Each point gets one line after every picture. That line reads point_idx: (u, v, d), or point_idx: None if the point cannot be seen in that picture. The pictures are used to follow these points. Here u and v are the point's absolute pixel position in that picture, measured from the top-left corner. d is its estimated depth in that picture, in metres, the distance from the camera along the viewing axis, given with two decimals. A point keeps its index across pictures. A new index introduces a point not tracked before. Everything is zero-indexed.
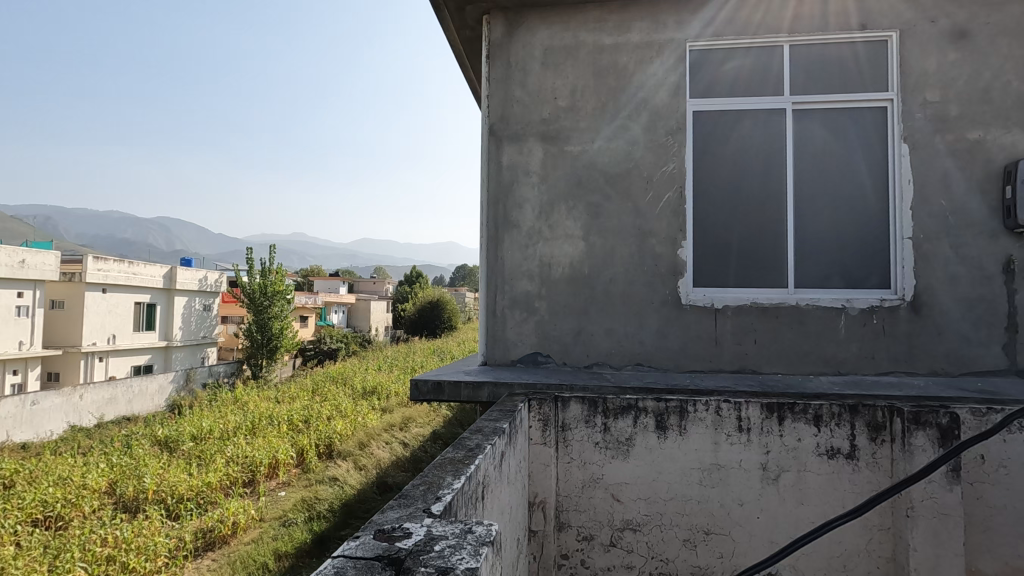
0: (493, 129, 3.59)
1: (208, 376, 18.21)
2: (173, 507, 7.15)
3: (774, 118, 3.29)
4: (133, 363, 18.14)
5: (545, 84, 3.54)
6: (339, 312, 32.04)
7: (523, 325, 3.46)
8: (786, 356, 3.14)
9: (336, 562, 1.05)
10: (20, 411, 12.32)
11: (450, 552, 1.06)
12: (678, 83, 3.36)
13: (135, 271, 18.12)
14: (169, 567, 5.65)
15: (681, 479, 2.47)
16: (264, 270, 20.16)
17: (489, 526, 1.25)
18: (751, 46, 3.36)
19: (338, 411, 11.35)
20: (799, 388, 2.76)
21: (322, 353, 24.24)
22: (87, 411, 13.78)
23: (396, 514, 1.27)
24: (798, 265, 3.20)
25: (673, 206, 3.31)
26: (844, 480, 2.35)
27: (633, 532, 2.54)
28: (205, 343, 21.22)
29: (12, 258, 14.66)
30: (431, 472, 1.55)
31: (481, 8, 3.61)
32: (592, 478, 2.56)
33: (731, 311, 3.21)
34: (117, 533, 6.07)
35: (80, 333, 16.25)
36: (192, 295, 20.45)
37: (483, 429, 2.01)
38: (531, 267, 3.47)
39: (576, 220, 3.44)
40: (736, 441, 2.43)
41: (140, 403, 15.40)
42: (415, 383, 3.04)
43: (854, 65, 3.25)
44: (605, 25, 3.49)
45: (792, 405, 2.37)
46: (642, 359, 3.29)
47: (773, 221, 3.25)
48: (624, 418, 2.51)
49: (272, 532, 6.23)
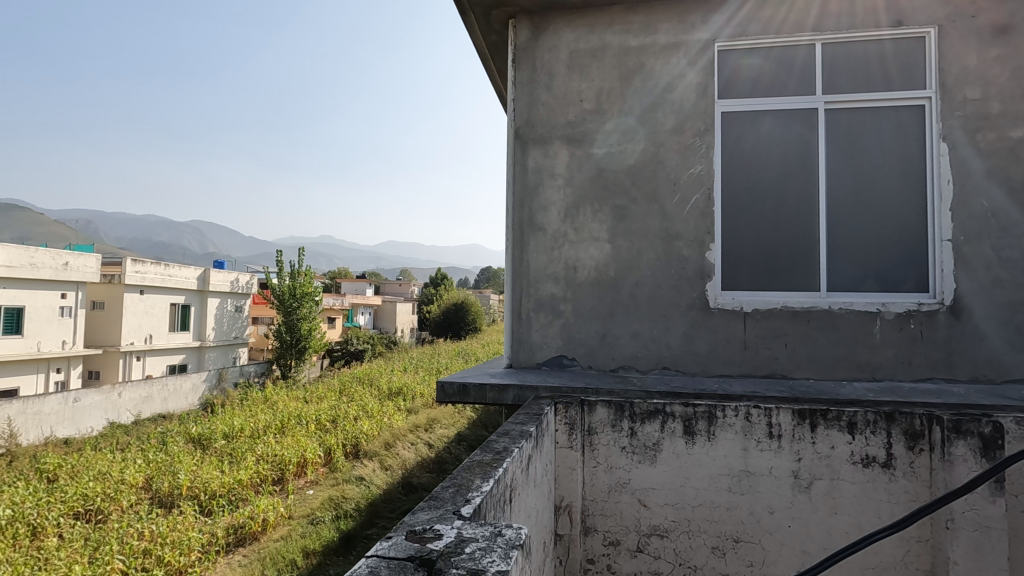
0: (519, 133, 3.61)
1: (239, 376, 18.66)
2: (205, 503, 7.36)
3: (805, 119, 3.23)
4: (168, 362, 18.69)
5: (571, 86, 3.55)
6: (367, 314, 32.47)
7: (548, 328, 3.46)
8: (818, 361, 3.07)
9: (370, 562, 1.07)
10: (62, 408, 12.81)
11: (480, 554, 1.07)
12: (706, 83, 3.33)
13: (171, 273, 18.70)
14: (202, 561, 5.80)
15: (709, 485, 2.44)
16: (293, 272, 20.54)
17: (519, 530, 1.25)
18: (772, 45, 3.31)
19: (364, 411, 11.52)
20: (832, 394, 2.70)
21: (350, 353, 24.62)
22: (125, 409, 14.24)
23: (427, 515, 1.29)
24: (831, 268, 3.13)
25: (700, 207, 3.27)
26: (879, 490, 2.29)
27: (660, 538, 2.52)
28: (236, 344, 21.76)
29: (56, 261, 15.24)
30: (459, 475, 1.57)
31: (507, 13, 3.64)
32: (618, 482, 2.54)
33: (761, 314, 3.15)
34: (152, 527, 6.27)
35: (119, 333, 16.82)
36: (224, 296, 21.00)
37: (509, 432, 2.01)
38: (556, 270, 3.48)
39: (601, 222, 3.43)
40: (766, 447, 2.38)
41: (175, 402, 15.86)
42: (441, 385, 3.07)
43: (888, 63, 3.16)
44: (630, 27, 3.48)
45: (825, 412, 2.32)
46: (668, 362, 3.26)
47: (804, 224, 3.18)
48: (652, 423, 2.49)
49: (300, 529, 6.34)
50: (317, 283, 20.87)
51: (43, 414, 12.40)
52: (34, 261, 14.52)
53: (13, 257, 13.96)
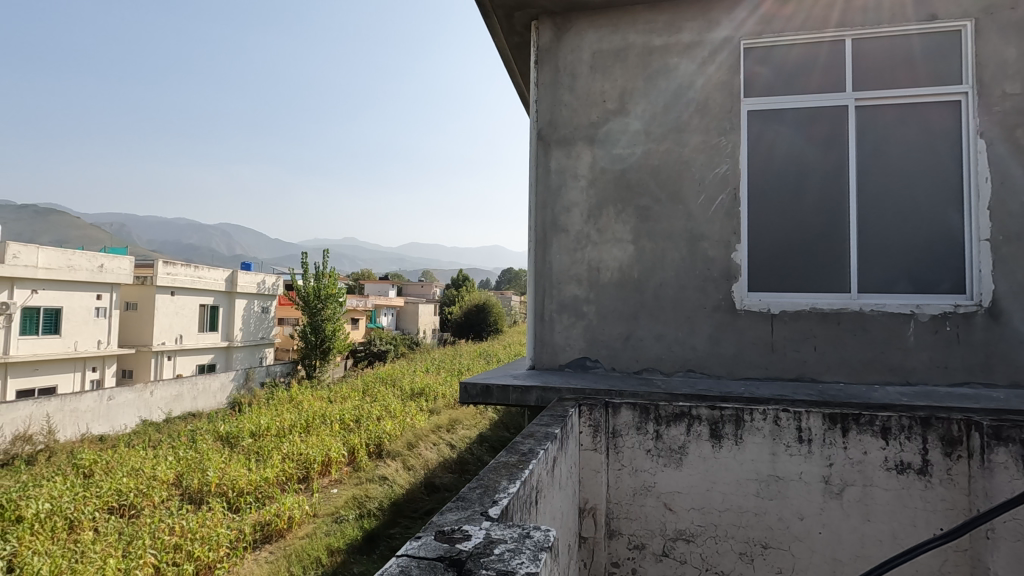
0: (542, 135, 3.60)
1: (266, 376, 19.01)
2: (233, 500, 7.51)
3: (834, 116, 3.16)
4: (198, 362, 19.14)
5: (594, 87, 3.53)
6: (389, 315, 32.76)
7: (571, 329, 3.45)
8: (848, 365, 3.00)
9: (400, 562, 1.07)
10: (98, 405, 13.19)
11: (509, 556, 1.07)
12: (732, 83, 3.28)
13: (200, 274, 19.16)
14: (230, 557, 5.92)
15: (737, 490, 2.40)
16: (318, 274, 20.83)
17: (547, 532, 1.24)
18: (793, 41, 3.25)
19: (387, 411, 11.65)
20: (863, 398, 2.63)
21: (373, 354, 24.89)
22: (157, 407, 14.60)
23: (455, 517, 1.30)
24: (862, 269, 3.05)
25: (726, 207, 3.23)
26: (913, 496, 2.23)
27: (686, 543, 2.49)
28: (263, 344, 22.19)
29: (92, 263, 15.67)
30: (486, 475, 1.57)
31: (530, 14, 3.65)
32: (643, 485, 2.52)
33: (789, 316, 3.09)
34: (183, 523, 6.42)
35: (151, 333, 17.27)
36: (251, 298, 21.44)
37: (534, 433, 2.01)
38: (579, 271, 3.47)
39: (624, 223, 3.41)
40: (796, 452, 2.33)
41: (204, 400, 16.23)
42: (464, 386, 3.08)
43: (921, 58, 3.07)
44: (654, 26, 3.45)
45: (857, 417, 2.26)
46: (693, 365, 3.22)
47: (834, 224, 3.11)
48: (677, 425, 2.45)
49: (325, 527, 6.42)
50: (341, 285, 21.15)
51: (80, 411, 12.79)
52: (72, 263, 14.99)
53: (51, 259, 14.47)
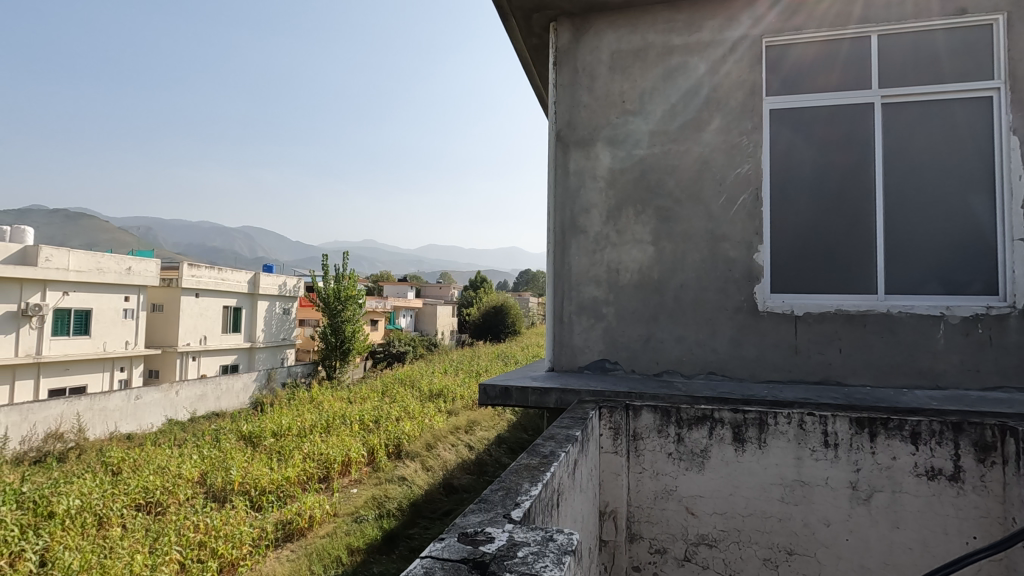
0: (560, 136, 3.60)
1: (287, 376, 19.30)
2: (256, 499, 7.64)
3: (859, 114, 3.10)
4: (221, 362, 19.50)
5: (613, 88, 3.52)
6: (408, 317, 33.01)
7: (590, 330, 3.43)
8: (875, 367, 2.94)
9: (424, 563, 1.08)
10: (125, 405, 13.51)
11: (533, 559, 1.07)
12: (753, 81, 3.24)
13: (223, 276, 19.52)
14: (253, 555, 6.02)
15: (761, 495, 2.36)
16: (338, 276, 21.07)
17: (570, 535, 1.24)
18: (816, 38, 3.20)
19: (406, 412, 11.72)
20: (891, 402, 2.58)
21: (392, 355, 25.09)
22: (181, 406, 14.90)
23: (477, 518, 1.30)
24: (890, 269, 2.98)
25: (748, 208, 3.18)
26: (944, 503, 2.18)
27: (709, 548, 2.46)
28: (284, 344, 22.54)
29: (120, 266, 16.03)
30: (507, 477, 1.58)
31: (549, 16, 3.65)
32: (665, 489, 2.49)
33: (813, 318, 3.03)
34: (207, 521, 6.54)
35: (176, 334, 17.64)
36: (272, 299, 21.79)
37: (555, 435, 2.01)
38: (598, 273, 3.45)
39: (644, 225, 3.38)
40: (821, 457, 2.29)
41: (227, 400, 16.52)
42: (483, 387, 3.08)
43: (950, 53, 3.00)
44: (674, 25, 3.42)
45: (886, 421, 2.20)
46: (714, 367, 3.18)
47: (861, 223, 3.04)
48: (699, 429, 2.42)
49: (345, 527, 6.48)
50: (360, 287, 21.36)
51: (108, 410, 13.12)
52: (100, 266, 15.37)
53: (81, 262, 14.92)
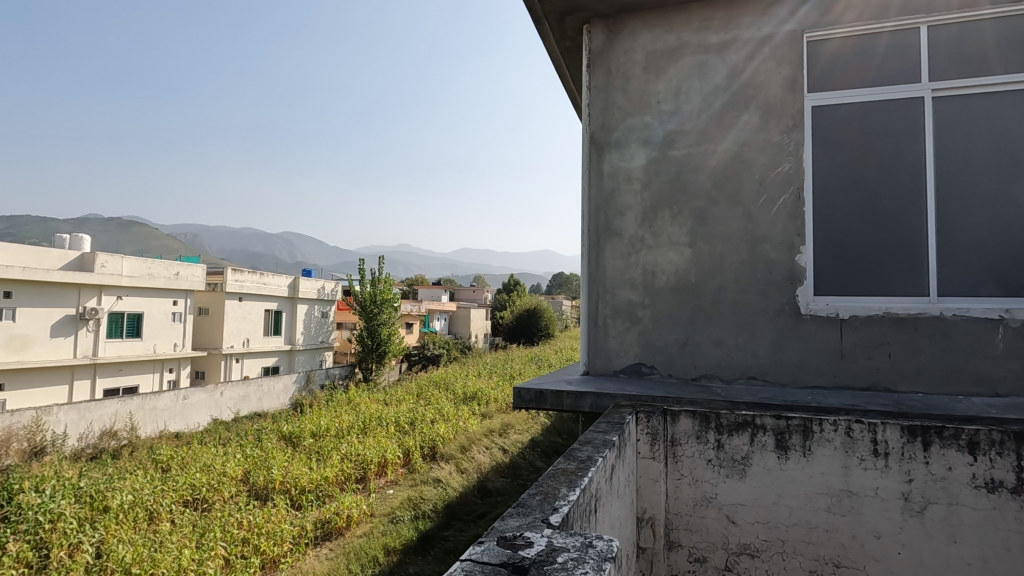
0: (594, 138, 3.59)
1: (325, 378, 19.76)
2: (296, 497, 7.84)
3: (908, 108, 2.97)
4: (263, 364, 20.11)
5: (647, 89, 3.48)
6: (442, 320, 33.33)
7: (625, 334, 3.39)
8: (927, 373, 2.81)
9: (464, 566, 1.08)
10: (174, 405, 14.06)
11: (572, 565, 1.06)
12: (793, 78, 3.15)
13: (265, 281, 20.14)
14: (293, 552, 6.18)
15: (806, 504, 2.29)
16: (374, 280, 21.45)
17: (610, 542, 1.23)
18: (858, 32, 3.10)
19: (440, 415, 11.82)
20: (946, 410, 2.45)
21: (426, 358, 25.38)
22: (226, 406, 15.43)
23: (516, 523, 1.30)
24: (944, 271, 2.85)
25: (789, 208, 3.09)
26: (1006, 518, 2.07)
27: (751, 558, 2.39)
28: (322, 347, 23.10)
29: (169, 271, 16.73)
30: (545, 482, 1.57)
31: (582, 18, 3.63)
32: (704, 496, 2.44)
33: (859, 322, 2.93)
34: (250, 518, 6.73)
35: (220, 336, 18.28)
36: (311, 303, 22.38)
37: (592, 440, 1.99)
38: (634, 275, 3.41)
39: (680, 226, 3.33)
40: (870, 466, 2.20)
41: (269, 401, 17.01)
42: (518, 391, 3.08)
43: (1003, 43, 2.86)
44: (709, 24, 3.37)
45: (940, 430, 2.11)
46: (755, 372, 3.10)
47: (911, 222, 2.91)
48: (740, 435, 2.36)
49: (381, 527, 6.58)
50: (396, 290, 21.68)
51: (159, 409, 13.68)
52: (151, 271, 16.08)
53: (134, 268, 15.64)
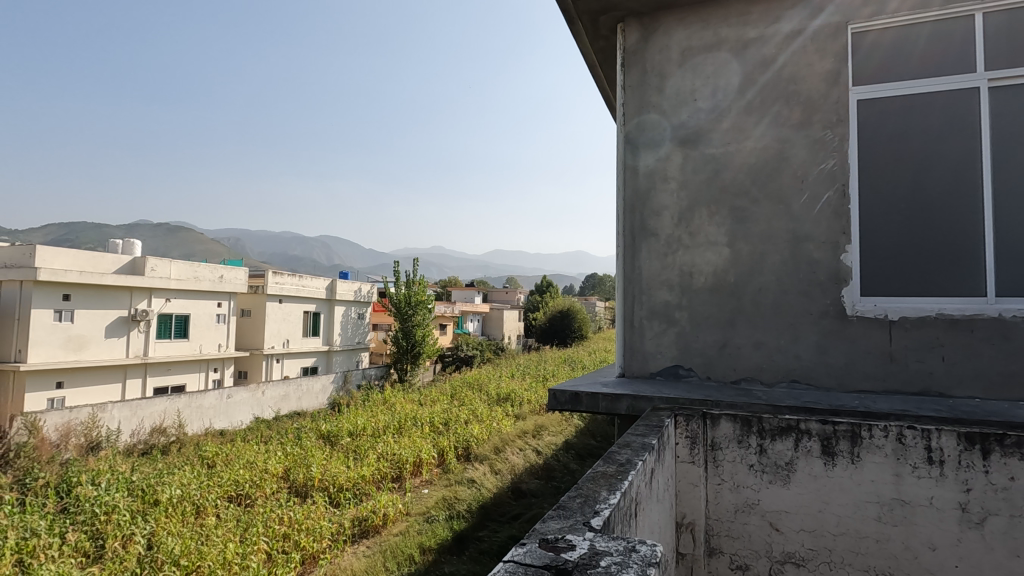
0: (629, 137, 3.55)
1: (362, 378, 20.16)
2: (334, 495, 7.99)
3: (963, 99, 2.84)
4: (302, 364, 20.64)
5: (684, 86, 3.42)
6: (475, 321, 33.53)
7: (662, 336, 3.34)
8: (985, 378, 2.67)
9: (506, 567, 1.09)
10: (219, 403, 14.56)
11: (616, 569, 1.05)
12: (837, 71, 3.04)
13: (304, 283, 20.66)
14: (332, 548, 6.31)
15: (854, 512, 2.21)
16: (409, 282, 21.72)
17: (653, 546, 1.21)
18: (907, 20, 2.97)
19: (474, 416, 11.91)
20: (1006, 416, 2.33)
21: (460, 359, 25.56)
22: (267, 405, 15.89)
23: (557, 525, 1.30)
24: (1002, 270, 2.71)
25: (833, 206, 2.99)
26: None
27: (795, 567, 2.32)
28: (359, 348, 23.56)
29: (213, 274, 17.37)
30: (584, 484, 1.56)
31: (616, 17, 3.60)
32: (746, 503, 2.38)
33: (910, 323, 2.81)
34: (290, 514, 6.91)
35: (261, 337, 18.85)
36: (347, 305, 22.84)
37: (630, 444, 1.96)
38: (670, 276, 3.36)
39: (718, 226, 3.26)
40: (924, 474, 2.11)
41: (308, 400, 17.43)
42: (553, 393, 3.06)
43: None
44: (747, 18, 3.29)
45: (1001, 437, 2.01)
46: (798, 376, 3.01)
47: (966, 218, 2.77)
48: (784, 440, 2.29)
49: (417, 526, 6.64)
50: (430, 292, 21.92)
51: (205, 407, 14.19)
52: (197, 274, 16.75)
53: (181, 271, 16.29)
